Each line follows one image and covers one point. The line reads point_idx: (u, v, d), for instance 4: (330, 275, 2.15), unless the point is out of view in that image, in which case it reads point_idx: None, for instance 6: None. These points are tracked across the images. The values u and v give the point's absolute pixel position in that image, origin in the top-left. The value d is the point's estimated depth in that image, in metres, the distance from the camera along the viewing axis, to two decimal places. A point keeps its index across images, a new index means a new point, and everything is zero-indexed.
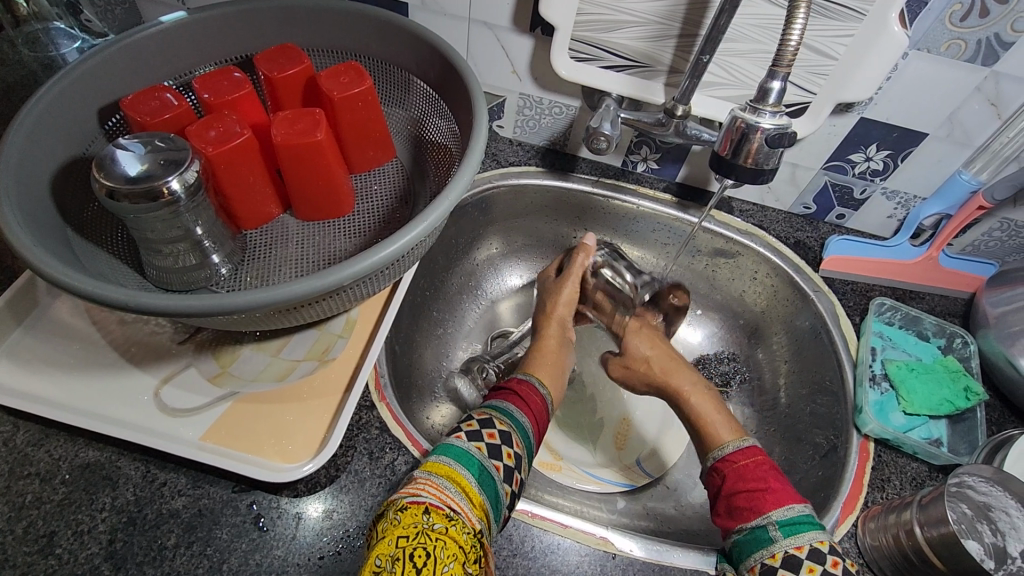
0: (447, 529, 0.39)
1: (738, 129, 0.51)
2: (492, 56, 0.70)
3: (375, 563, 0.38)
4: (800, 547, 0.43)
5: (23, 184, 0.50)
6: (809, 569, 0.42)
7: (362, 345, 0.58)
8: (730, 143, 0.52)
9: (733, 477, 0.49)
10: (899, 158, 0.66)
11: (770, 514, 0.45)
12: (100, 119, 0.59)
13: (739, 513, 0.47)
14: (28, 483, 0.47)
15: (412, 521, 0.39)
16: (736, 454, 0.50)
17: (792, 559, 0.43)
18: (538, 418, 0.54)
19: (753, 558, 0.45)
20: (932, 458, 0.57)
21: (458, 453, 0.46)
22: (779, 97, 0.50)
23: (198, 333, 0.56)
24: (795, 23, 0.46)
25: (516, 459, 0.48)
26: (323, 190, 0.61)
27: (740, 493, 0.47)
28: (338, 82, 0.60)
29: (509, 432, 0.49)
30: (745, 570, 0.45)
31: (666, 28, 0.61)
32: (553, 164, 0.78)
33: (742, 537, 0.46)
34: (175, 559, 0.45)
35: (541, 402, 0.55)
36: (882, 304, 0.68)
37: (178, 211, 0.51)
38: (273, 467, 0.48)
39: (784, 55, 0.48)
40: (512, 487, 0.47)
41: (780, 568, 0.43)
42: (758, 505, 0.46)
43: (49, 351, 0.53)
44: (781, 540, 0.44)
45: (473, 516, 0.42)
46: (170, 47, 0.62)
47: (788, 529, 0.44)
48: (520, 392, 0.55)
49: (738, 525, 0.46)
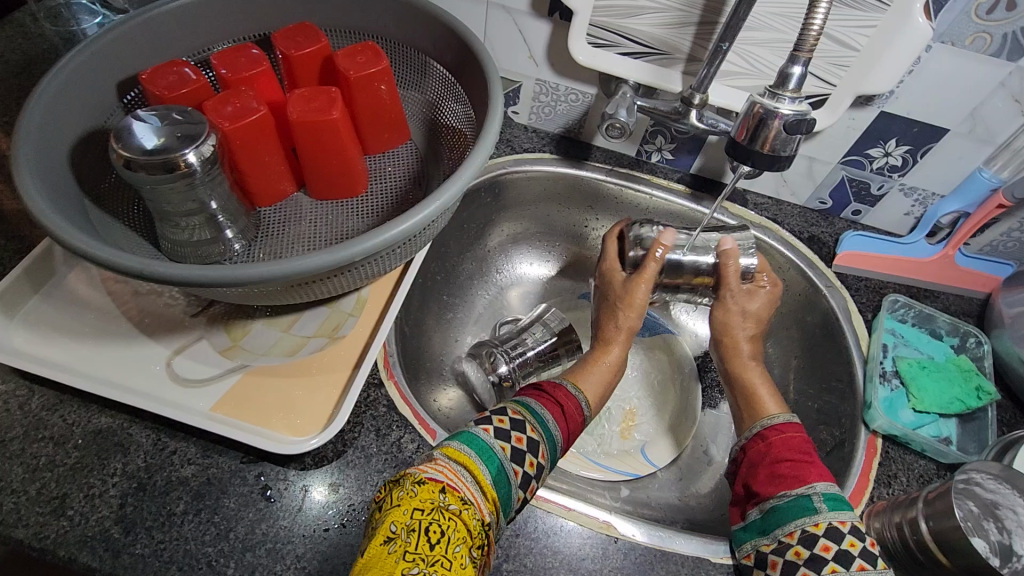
0: (460, 511, 0.40)
1: (756, 115, 0.51)
2: (509, 40, 0.70)
3: (389, 529, 0.38)
4: (843, 522, 0.45)
5: (44, 154, 0.51)
6: (850, 543, 0.44)
7: (371, 323, 0.58)
8: (747, 129, 0.52)
9: (778, 448, 0.53)
10: (918, 154, 0.65)
11: (815, 485, 0.48)
12: (118, 93, 0.60)
13: (782, 480, 0.49)
14: (42, 446, 0.48)
15: (429, 496, 0.40)
16: (784, 426, 0.55)
17: (836, 530, 0.45)
18: (569, 432, 0.55)
19: (795, 523, 0.46)
20: (941, 456, 0.56)
21: (481, 448, 0.45)
22: (799, 83, 0.50)
23: (211, 306, 0.57)
24: (818, 9, 0.46)
25: (536, 469, 0.48)
26: (337, 169, 0.62)
27: (784, 463, 0.51)
28: (354, 62, 0.60)
29: (538, 442, 0.49)
30: (779, 536, 0.47)
31: (686, 15, 0.60)
32: (567, 152, 0.78)
33: (786, 503, 0.48)
34: (183, 525, 0.46)
35: (578, 417, 0.56)
36: (895, 301, 0.67)
37: (193, 183, 0.52)
38: (281, 439, 0.49)
39: (806, 41, 0.47)
40: (525, 494, 0.47)
41: (823, 536, 0.45)
42: (804, 475, 0.49)
43: (65, 319, 0.54)
44: (826, 512, 0.46)
45: (485, 508, 0.42)
46: (189, 23, 0.63)
47: (833, 503, 0.46)
48: (561, 402, 0.55)
49: (781, 492, 0.49)
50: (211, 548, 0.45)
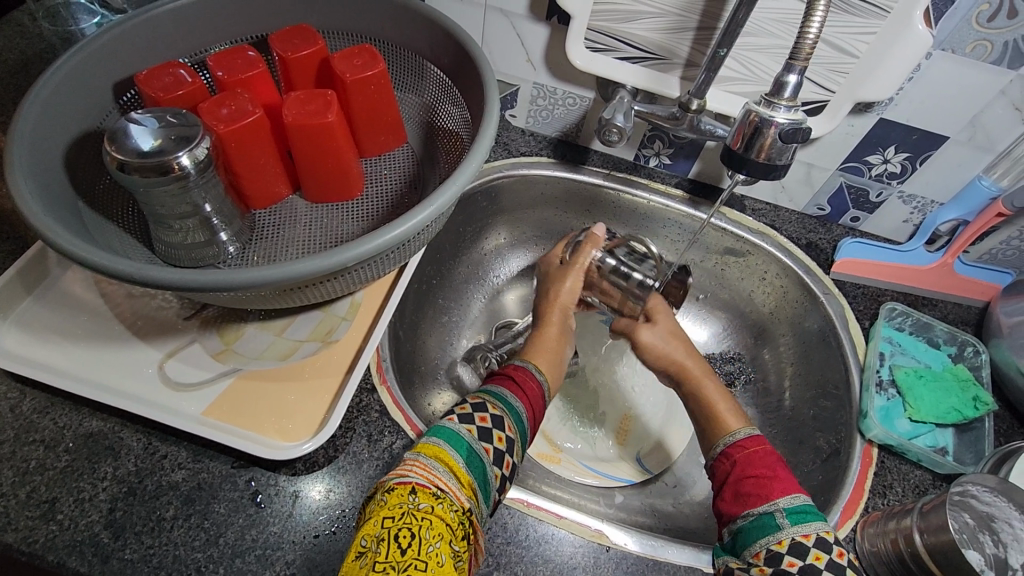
0: (432, 508, 0.40)
1: (751, 124, 0.50)
2: (507, 44, 0.69)
3: (361, 544, 0.39)
4: (806, 535, 0.43)
5: (37, 155, 0.50)
6: (816, 556, 0.43)
7: (365, 327, 0.58)
8: (742, 137, 0.51)
9: (740, 464, 0.49)
10: (918, 161, 0.65)
11: (777, 500, 0.45)
12: (114, 94, 0.60)
13: (744, 501, 0.47)
14: (33, 450, 0.48)
15: (398, 501, 0.40)
16: (745, 441, 0.51)
17: (800, 546, 0.43)
18: (534, 405, 0.54)
19: (758, 543, 0.44)
20: (937, 466, 0.56)
21: (448, 435, 0.45)
22: (795, 91, 0.49)
23: (204, 309, 0.57)
24: (815, 16, 0.45)
25: (506, 444, 0.48)
26: (332, 172, 0.61)
27: (747, 479, 0.48)
28: (351, 65, 0.59)
29: (502, 416, 0.49)
30: (748, 557, 0.45)
31: (685, 20, 0.60)
32: (564, 156, 0.78)
33: (747, 523, 0.45)
34: (173, 530, 0.45)
35: (537, 386, 0.55)
36: (893, 310, 0.67)
37: (187, 186, 0.51)
38: (272, 445, 0.49)
39: (801, 49, 0.47)
40: (501, 471, 0.47)
41: (788, 554, 0.43)
42: (766, 491, 0.46)
43: (58, 322, 0.54)
44: (790, 527, 0.44)
45: (462, 495, 0.42)
46: (187, 24, 0.62)
47: (796, 517, 0.44)
48: (516, 377, 0.54)
49: (744, 512, 0.46)
50: (201, 554, 0.45)
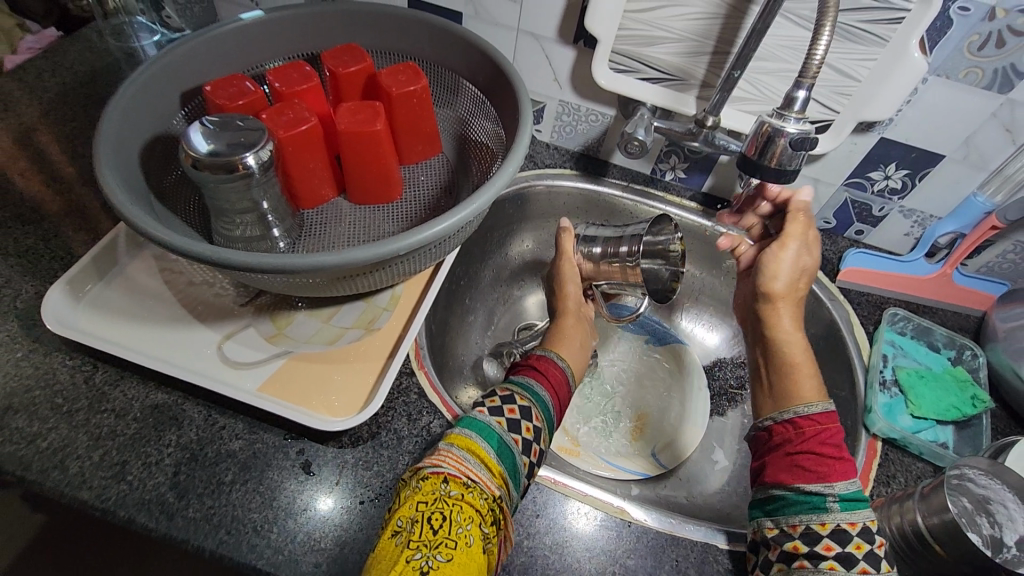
0: (463, 495, 0.44)
1: (765, 133, 0.56)
2: (536, 64, 0.75)
3: (397, 524, 0.43)
4: (853, 524, 0.46)
5: (119, 152, 0.56)
6: (856, 545, 0.46)
7: (404, 318, 0.62)
8: (756, 146, 0.57)
9: (807, 437, 0.52)
10: (917, 177, 0.70)
11: (834, 484, 0.48)
12: (181, 102, 0.66)
13: (801, 471, 0.50)
14: (105, 418, 0.52)
15: (431, 489, 0.44)
16: (820, 415, 0.53)
17: (843, 533, 0.46)
18: (558, 393, 0.58)
19: (800, 517, 0.48)
20: (938, 459, 0.59)
21: (480, 427, 0.49)
22: (804, 105, 0.54)
23: (258, 297, 0.62)
24: (820, 41, 0.51)
25: (534, 432, 0.52)
26: (376, 176, 0.67)
27: (809, 454, 0.51)
28: (396, 80, 0.66)
29: (530, 407, 0.53)
30: (783, 524, 0.48)
31: (701, 45, 0.66)
32: (585, 168, 0.83)
33: (796, 496, 0.49)
34: (231, 493, 0.50)
35: (560, 373, 0.59)
36: (895, 314, 0.71)
37: (251, 184, 0.57)
38: (321, 419, 0.53)
39: (808, 68, 0.52)
40: (530, 458, 0.51)
41: (828, 537, 0.46)
42: (825, 472, 0.49)
43: (127, 305, 0.59)
44: (837, 513, 0.47)
45: (493, 484, 0.46)
46: (249, 41, 0.69)
47: (846, 505, 0.47)
48: (539, 366, 0.59)
49: (795, 484, 0.50)
50: (257, 514, 0.49)
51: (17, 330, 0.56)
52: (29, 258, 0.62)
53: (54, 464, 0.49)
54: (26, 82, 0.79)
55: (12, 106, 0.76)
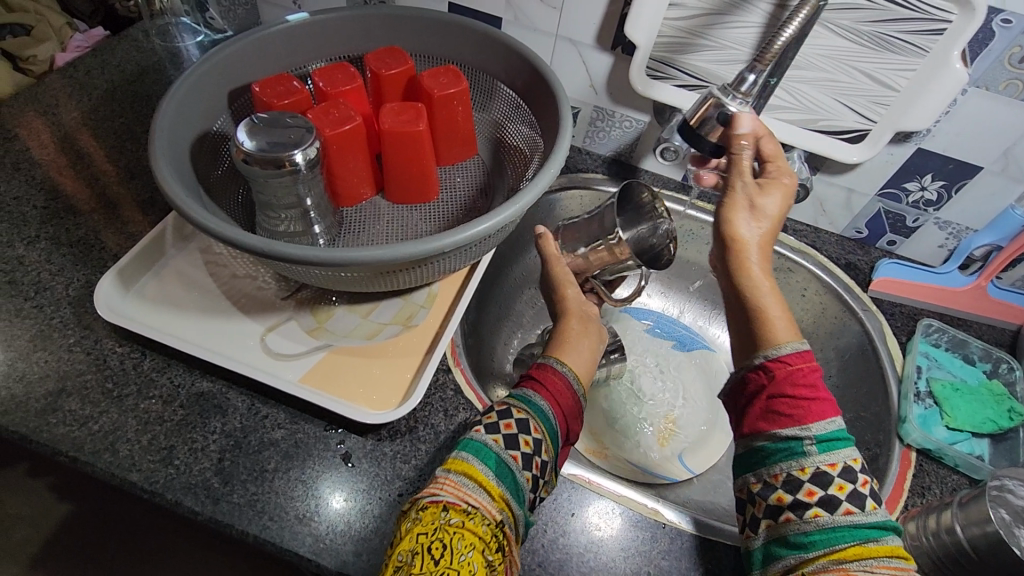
0: (464, 523, 0.44)
1: (704, 113, 0.57)
2: (572, 69, 0.77)
3: (398, 556, 0.44)
4: (833, 464, 0.43)
5: (172, 147, 0.58)
6: (839, 486, 0.43)
7: (441, 315, 0.63)
8: (699, 118, 0.57)
9: (781, 379, 0.46)
10: (953, 189, 0.70)
11: (811, 426, 0.44)
12: (229, 100, 0.68)
13: (776, 419, 0.46)
14: (152, 403, 0.54)
15: (432, 518, 0.45)
16: (791, 357, 0.47)
17: (822, 475, 0.43)
18: (561, 401, 0.55)
19: (778, 467, 0.45)
20: (975, 471, 0.59)
21: (475, 448, 0.49)
22: (751, 88, 0.56)
23: (299, 291, 0.63)
24: (789, 25, 0.51)
25: (534, 445, 0.50)
26: (416, 175, 0.68)
27: (785, 398, 0.46)
28: (438, 82, 0.67)
29: (527, 419, 0.51)
30: (766, 477, 0.46)
31: (739, 54, 0.67)
32: (617, 173, 0.84)
33: (773, 443, 0.46)
34: (274, 481, 0.51)
35: (562, 381, 0.56)
36: (929, 326, 0.70)
37: (297, 179, 0.58)
38: (361, 411, 0.54)
39: (768, 52, 0.52)
40: (533, 472, 0.50)
41: (808, 482, 0.43)
42: (801, 415, 0.45)
43: (174, 295, 0.60)
44: (816, 456, 0.44)
45: (495, 508, 0.46)
46: (295, 42, 0.71)
47: (825, 445, 0.44)
48: (538, 375, 0.56)
49: (773, 432, 0.46)
50: (299, 503, 0.50)
51: (69, 317, 0.58)
52: (81, 248, 0.64)
53: (105, 446, 0.51)
54: (77, 80, 0.82)
55: (63, 103, 0.79)
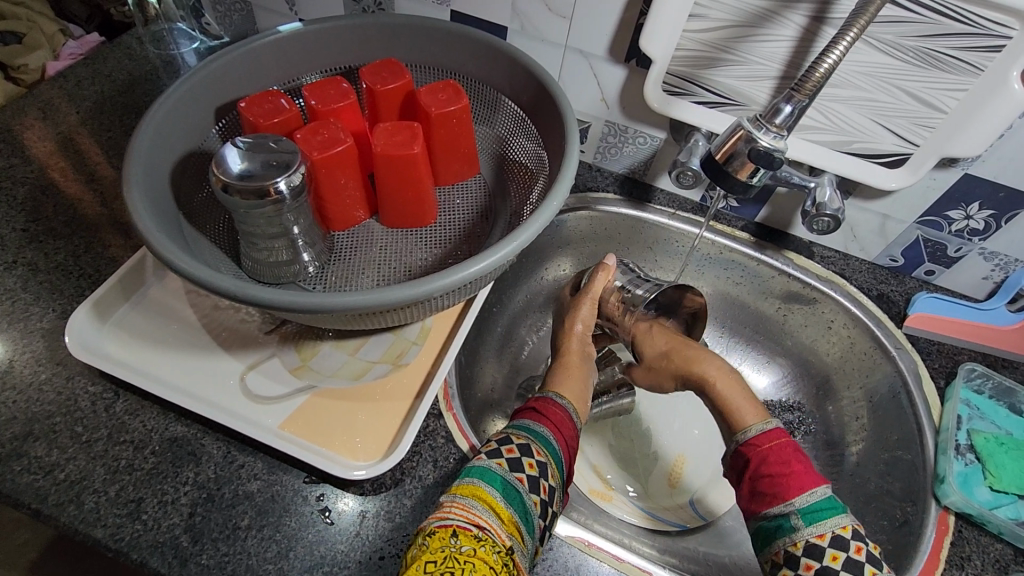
0: (474, 551, 0.40)
1: (732, 146, 0.51)
2: (583, 83, 0.71)
3: None
4: (821, 536, 0.45)
5: (148, 173, 0.54)
6: (832, 557, 0.45)
7: (434, 353, 0.59)
8: (726, 150, 0.51)
9: (757, 461, 0.50)
10: (1003, 219, 0.63)
11: (794, 501, 0.47)
12: (215, 117, 0.64)
13: (762, 497, 0.48)
14: (123, 449, 0.50)
15: (440, 545, 0.40)
16: (760, 438, 0.51)
17: (814, 547, 0.45)
18: (563, 431, 0.52)
19: (777, 545, 0.47)
20: (1020, 540, 0.53)
21: (480, 472, 0.45)
22: (787, 119, 0.49)
23: (283, 325, 0.59)
24: (830, 53, 0.44)
25: (539, 468, 0.47)
26: (411, 199, 0.64)
27: (763, 478, 0.49)
28: (436, 99, 0.62)
29: (527, 443, 0.49)
30: (771, 555, 0.47)
31: (766, 69, 0.61)
32: (630, 192, 0.78)
33: (767, 523, 0.48)
34: (247, 540, 0.47)
35: (562, 411, 0.54)
36: (972, 370, 0.64)
37: (281, 209, 0.54)
38: (343, 463, 0.50)
39: (807, 81, 0.46)
40: (540, 495, 0.46)
41: (804, 555, 0.45)
42: (782, 491, 0.47)
43: (152, 328, 0.57)
44: (804, 528, 0.46)
45: (504, 533, 0.42)
46: (286, 55, 0.67)
47: (811, 518, 0.46)
48: (538, 406, 0.54)
49: (765, 511, 0.48)
50: (272, 565, 0.46)
51: (42, 351, 0.55)
52: (59, 275, 0.61)
53: (70, 497, 0.47)
54: (67, 89, 0.79)
55: (50, 114, 0.76)
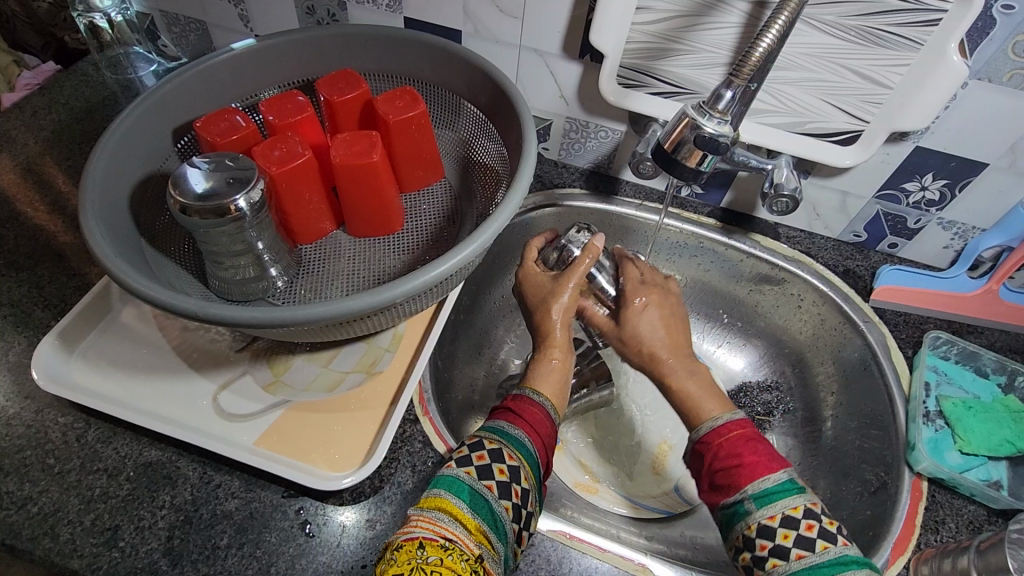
0: (442, 560, 0.40)
1: (679, 134, 0.52)
2: (541, 81, 0.72)
3: None
4: (813, 502, 0.45)
5: (105, 198, 0.54)
6: (807, 526, 0.44)
7: (408, 359, 0.59)
8: (674, 139, 0.52)
9: (716, 450, 0.50)
10: (957, 188, 0.64)
11: (747, 486, 0.46)
12: (173, 138, 0.64)
13: (723, 487, 0.48)
14: (97, 478, 0.50)
15: (407, 557, 0.40)
16: (728, 426, 0.51)
17: (812, 510, 0.45)
18: (539, 434, 0.52)
19: (736, 530, 0.46)
20: (991, 501, 0.55)
21: (448, 482, 0.45)
22: (729, 105, 0.50)
23: (254, 342, 0.59)
24: (762, 40, 0.45)
25: (510, 473, 0.47)
26: (375, 208, 0.64)
27: (721, 467, 0.48)
28: (393, 106, 0.62)
29: (499, 449, 0.48)
30: (741, 531, 0.46)
31: (715, 57, 0.62)
32: (597, 186, 0.79)
33: (727, 508, 0.47)
34: (227, 559, 0.47)
35: (538, 412, 0.53)
36: (937, 338, 0.66)
37: (242, 226, 0.54)
38: (320, 475, 0.50)
39: (746, 64, 0.47)
40: (512, 501, 0.46)
41: (805, 517, 0.44)
42: (736, 479, 0.47)
43: (120, 354, 0.57)
44: (801, 496, 0.45)
45: (472, 542, 0.42)
46: (240, 72, 0.66)
47: (774, 496, 0.45)
48: (512, 406, 0.53)
49: (725, 500, 0.47)
50: None
51: (9, 385, 0.55)
52: (24, 307, 0.61)
53: (44, 530, 0.47)
54: (24, 120, 0.78)
55: (8, 145, 0.75)
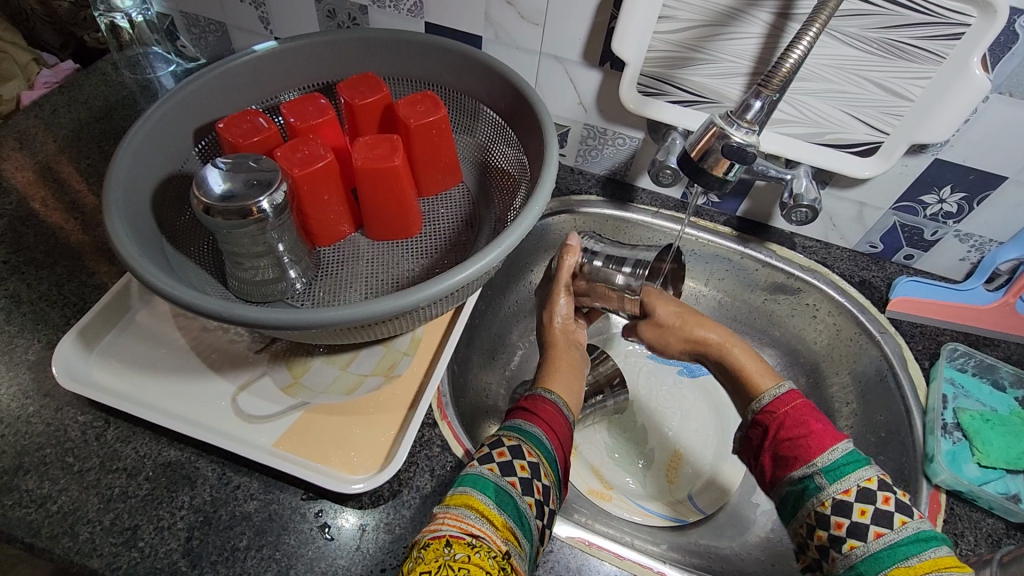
0: (469, 557, 0.40)
1: (706, 143, 0.52)
2: (560, 87, 0.72)
3: None
4: (847, 491, 0.44)
5: (129, 198, 0.54)
6: (861, 511, 0.44)
7: (426, 362, 0.59)
8: (701, 148, 0.52)
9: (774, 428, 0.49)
10: (975, 201, 0.64)
11: (815, 461, 0.46)
12: (194, 139, 0.64)
13: (784, 464, 0.48)
14: (117, 477, 0.50)
15: (435, 555, 0.40)
16: (773, 404, 0.50)
17: (841, 504, 0.44)
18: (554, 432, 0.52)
19: (799, 518, 0.46)
20: (1011, 515, 0.54)
21: (473, 480, 0.45)
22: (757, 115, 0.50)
23: (273, 343, 0.59)
24: (792, 52, 0.45)
25: (531, 468, 0.47)
26: (394, 211, 0.64)
27: (782, 442, 0.48)
28: (414, 111, 0.62)
29: (519, 445, 0.49)
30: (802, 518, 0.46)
31: (735, 67, 0.62)
32: (613, 193, 0.79)
33: (792, 487, 0.47)
34: (246, 560, 0.47)
35: (552, 409, 0.54)
36: (954, 349, 0.66)
37: (265, 227, 0.54)
38: (338, 478, 0.50)
39: (774, 77, 0.47)
40: (535, 497, 0.47)
41: (833, 514, 0.44)
42: (803, 453, 0.47)
43: (139, 354, 0.57)
44: (829, 486, 0.45)
45: (499, 539, 0.42)
46: (261, 73, 0.67)
47: (834, 475, 0.45)
48: (529, 406, 0.54)
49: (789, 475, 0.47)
50: None
51: (29, 382, 0.55)
52: (43, 306, 0.61)
53: (64, 529, 0.47)
54: (42, 118, 0.79)
55: (28, 144, 0.76)
